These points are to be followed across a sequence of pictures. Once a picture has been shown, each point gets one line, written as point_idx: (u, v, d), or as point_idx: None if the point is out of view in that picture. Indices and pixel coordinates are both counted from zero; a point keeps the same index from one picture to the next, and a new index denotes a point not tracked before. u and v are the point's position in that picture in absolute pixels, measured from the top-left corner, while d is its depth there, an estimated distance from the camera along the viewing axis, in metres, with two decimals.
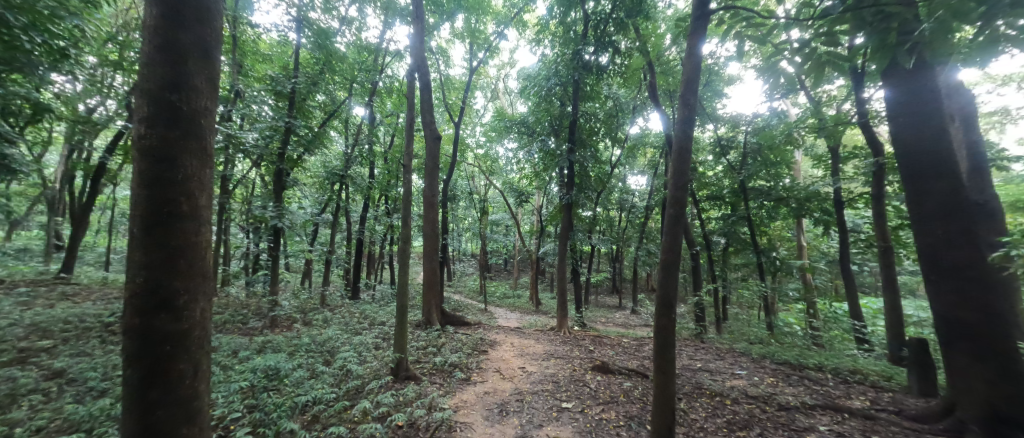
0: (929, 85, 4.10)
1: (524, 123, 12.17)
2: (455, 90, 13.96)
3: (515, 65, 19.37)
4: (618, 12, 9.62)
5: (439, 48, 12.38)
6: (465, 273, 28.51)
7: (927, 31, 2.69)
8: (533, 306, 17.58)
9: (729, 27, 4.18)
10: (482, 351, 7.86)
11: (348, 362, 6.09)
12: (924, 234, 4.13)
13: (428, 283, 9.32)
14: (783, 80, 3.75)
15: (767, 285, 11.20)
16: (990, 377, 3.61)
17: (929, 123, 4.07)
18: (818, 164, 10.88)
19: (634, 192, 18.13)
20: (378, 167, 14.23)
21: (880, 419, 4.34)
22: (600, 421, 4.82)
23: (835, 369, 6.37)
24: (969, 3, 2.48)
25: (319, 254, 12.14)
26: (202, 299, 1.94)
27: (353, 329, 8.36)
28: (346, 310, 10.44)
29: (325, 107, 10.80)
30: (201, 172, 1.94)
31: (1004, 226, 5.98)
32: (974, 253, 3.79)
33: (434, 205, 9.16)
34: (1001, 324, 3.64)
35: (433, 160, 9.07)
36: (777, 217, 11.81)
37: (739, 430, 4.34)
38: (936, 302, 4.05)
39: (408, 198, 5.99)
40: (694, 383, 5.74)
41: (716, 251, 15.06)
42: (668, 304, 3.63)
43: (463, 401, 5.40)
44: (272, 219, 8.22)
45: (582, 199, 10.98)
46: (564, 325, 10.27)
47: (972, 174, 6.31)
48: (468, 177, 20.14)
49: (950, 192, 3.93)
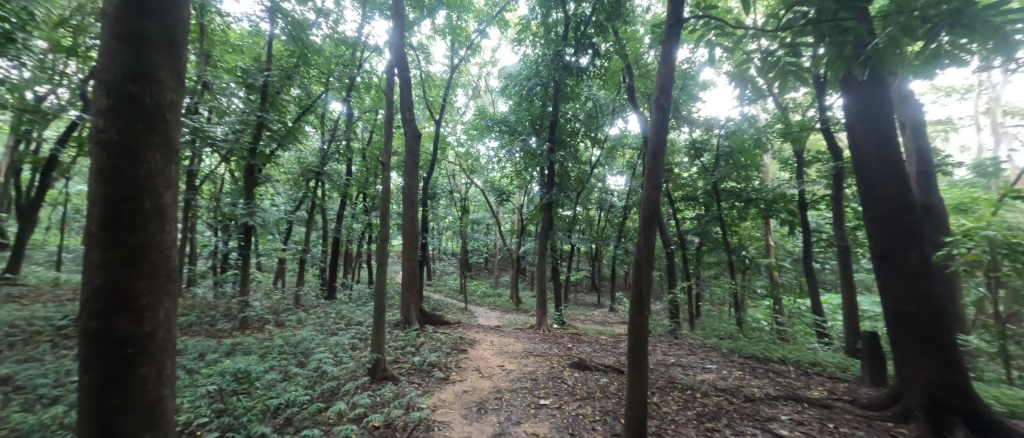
0: (882, 94, 4.38)
1: (505, 122, 12.11)
2: (436, 87, 13.83)
3: (497, 63, 19.41)
4: (598, 15, 9.82)
5: (420, 44, 12.24)
6: (445, 272, 28.38)
7: (879, 46, 2.89)
8: (514, 305, 17.65)
9: (701, 34, 4.34)
10: (461, 350, 7.85)
11: (323, 363, 5.97)
12: (876, 236, 4.41)
13: (407, 282, 9.22)
14: (751, 87, 3.94)
15: (736, 283, 11.66)
16: (932, 368, 3.92)
17: (882, 130, 4.35)
18: (785, 167, 11.41)
19: (613, 192, 18.49)
20: (357, 164, 13.93)
21: (836, 408, 4.59)
22: (577, 416, 4.91)
23: (797, 362, 6.73)
24: (915, 20, 2.70)
25: (292, 254, 11.76)
26: (166, 300, 1.88)
27: (329, 330, 8.18)
28: (321, 311, 10.21)
29: (300, 102, 10.49)
30: (165, 168, 1.87)
31: (947, 227, 6.45)
32: (920, 252, 4.09)
33: (415, 202, 9.07)
34: (942, 318, 3.96)
35: (414, 157, 8.98)
36: (747, 218, 12.31)
37: (708, 421, 4.51)
38: (887, 298, 4.34)
39: (386, 196, 5.86)
40: (667, 378, 5.95)
41: (690, 250, 15.54)
42: (642, 301, 3.71)
43: (441, 401, 5.40)
44: (243, 217, 7.92)
45: (562, 199, 11.13)
46: (543, 323, 10.39)
47: (921, 179, 6.75)
48: (449, 176, 20.03)
49: (900, 195, 4.21)
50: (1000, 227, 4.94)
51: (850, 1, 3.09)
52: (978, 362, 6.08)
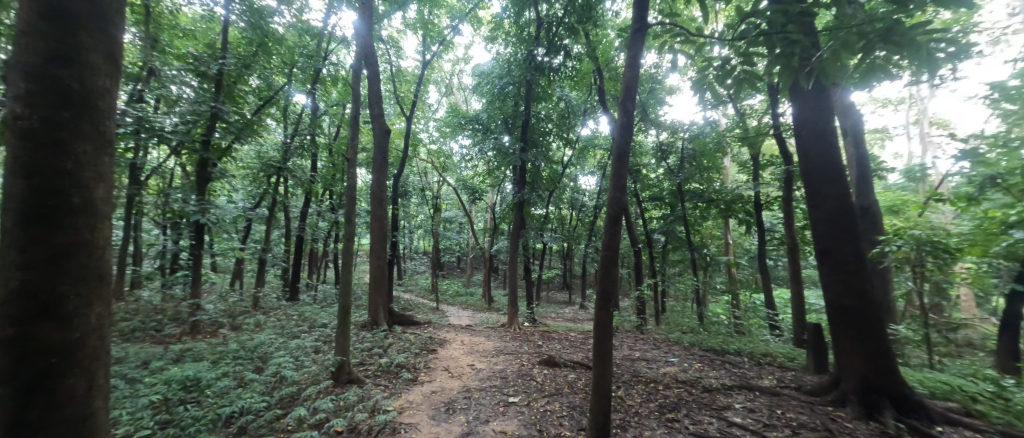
0: (825, 104, 4.72)
1: (478, 121, 12.04)
2: (407, 83, 13.53)
3: (469, 61, 19.27)
4: (569, 17, 9.98)
5: (390, 37, 11.91)
6: (417, 272, 27.96)
7: (824, 60, 3.09)
8: (486, 304, 17.63)
9: (665, 41, 4.51)
10: (431, 350, 7.75)
11: (283, 368, 5.70)
12: (819, 234, 4.76)
13: (375, 282, 8.98)
14: (710, 94, 4.13)
15: (698, 279, 12.21)
16: (866, 355, 4.29)
17: (825, 137, 4.69)
18: (743, 169, 12.05)
19: (584, 192, 18.87)
20: (322, 160, 13.41)
21: (784, 395, 4.90)
22: (545, 413, 4.97)
23: (751, 353, 7.14)
24: (853, 36, 2.92)
25: (250, 253, 11.15)
26: (97, 304, 1.75)
27: (290, 333, 7.83)
28: (282, 313, 9.75)
29: (260, 93, 9.95)
30: (96, 160, 1.73)
31: (881, 227, 7.06)
32: (857, 250, 4.46)
33: (383, 200, 8.85)
34: (874, 309, 4.34)
35: (383, 153, 8.75)
36: (709, 218, 12.90)
37: (668, 412, 4.69)
38: (828, 292, 4.69)
39: (352, 193, 5.66)
40: (632, 372, 6.15)
41: (656, 249, 16.11)
42: (608, 298, 3.80)
43: (408, 402, 5.31)
44: (194, 215, 7.40)
45: (534, 198, 11.21)
46: (515, 322, 10.44)
47: (859, 182, 7.35)
48: (420, 174, 19.68)
49: (839, 198, 4.57)
50: (924, 227, 5.47)
51: (798, 15, 3.31)
52: (905, 349, 6.71)
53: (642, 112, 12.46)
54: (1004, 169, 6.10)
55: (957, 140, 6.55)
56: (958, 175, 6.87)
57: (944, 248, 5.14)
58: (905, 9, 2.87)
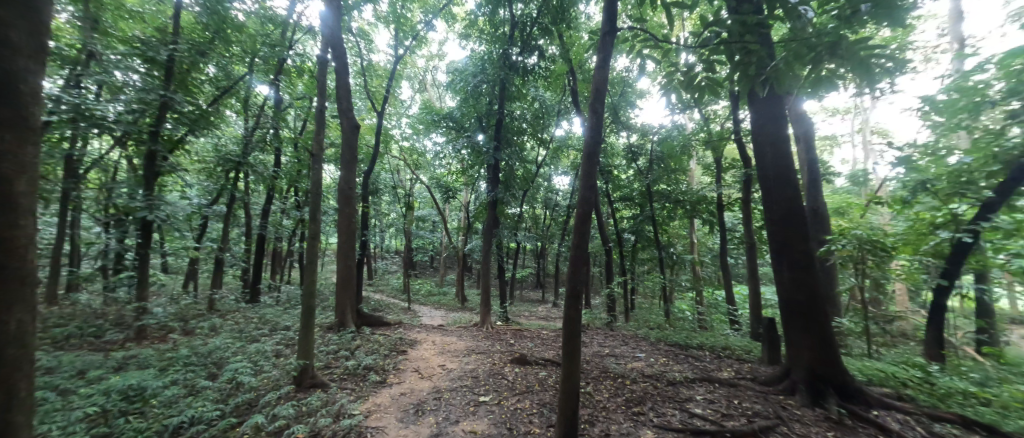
0: (779, 110, 5.01)
1: (452, 118, 11.91)
2: (378, 77, 13.15)
3: (444, 58, 19.01)
4: (543, 18, 10.04)
5: (360, 30, 11.56)
6: (388, 271, 27.32)
7: (779, 68, 3.28)
8: (459, 303, 17.49)
9: (633, 46, 4.63)
10: (401, 351, 7.59)
11: (240, 374, 5.41)
12: (773, 234, 5.03)
13: (342, 282, 8.68)
14: (676, 98, 4.27)
15: (666, 277, 12.66)
16: (813, 346, 4.61)
17: (780, 142, 4.97)
18: (708, 171, 12.58)
19: (557, 191, 19.09)
20: (287, 155, 12.82)
21: (740, 386, 5.16)
22: (515, 411, 5.00)
23: (712, 347, 7.49)
24: (803, 48, 3.12)
25: (205, 253, 10.49)
26: (17, 309, 1.59)
27: (249, 337, 7.44)
28: (241, 316, 9.26)
29: (217, 82, 9.37)
30: (16, 150, 1.59)
31: (828, 227, 7.58)
32: (806, 249, 4.76)
33: (352, 198, 8.57)
34: (821, 303, 4.66)
35: (351, 149, 8.48)
36: (676, 218, 13.38)
37: (634, 405, 4.82)
38: (780, 288, 4.98)
39: (317, 190, 5.44)
40: (601, 368, 6.29)
41: (626, 248, 16.56)
42: (576, 295, 3.86)
43: (376, 405, 5.19)
44: (141, 211, 6.87)
45: (507, 197, 11.22)
46: (487, 321, 10.42)
47: (810, 185, 7.85)
48: (392, 171, 19.23)
49: (791, 200, 4.87)
50: (864, 227, 5.93)
51: (754, 26, 3.50)
52: (847, 341, 7.27)
53: (613, 114, 12.76)
54: (931, 176, 6.72)
55: (894, 148, 7.14)
56: (895, 180, 7.48)
57: (882, 247, 5.59)
58: (848, 26, 3.10)
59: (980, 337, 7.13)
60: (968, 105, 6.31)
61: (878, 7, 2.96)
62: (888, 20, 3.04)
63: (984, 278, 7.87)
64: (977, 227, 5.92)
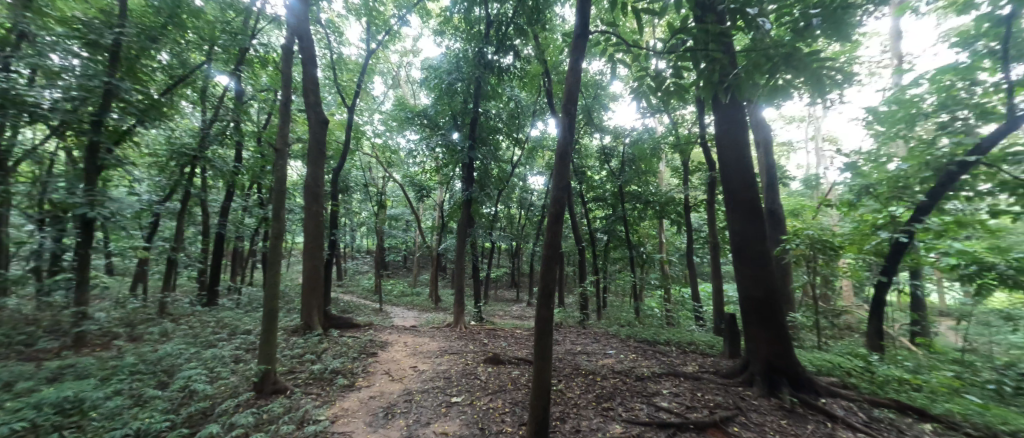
0: (741, 116, 5.27)
1: (426, 116, 11.71)
2: (349, 71, 12.71)
3: (418, 54, 18.68)
4: (519, 17, 10.06)
5: (330, 22, 11.16)
6: (359, 271, 26.59)
7: (741, 75, 3.44)
8: (433, 304, 17.25)
9: (605, 49, 4.72)
10: (370, 353, 7.39)
11: (193, 381, 5.09)
12: (736, 234, 5.27)
13: (308, 283, 8.35)
14: (645, 102, 4.39)
15: (636, 276, 13.02)
16: (770, 339, 4.87)
17: (741, 147, 5.22)
18: (676, 173, 13.04)
19: (532, 191, 19.21)
20: (249, 150, 12.17)
21: (703, 379, 5.38)
22: (487, 411, 4.98)
23: (678, 343, 7.76)
24: (763, 58, 3.30)
25: (156, 254, 9.81)
26: None
27: (205, 342, 7.03)
28: (196, 320, 8.71)
29: (171, 70, 8.76)
30: None
31: (785, 228, 8.03)
32: (764, 248, 5.03)
33: (319, 196, 8.24)
34: (777, 299, 4.94)
35: (319, 145, 8.16)
36: (646, 218, 13.78)
37: (604, 401, 4.91)
38: (741, 285, 5.23)
39: (281, 187, 5.20)
40: (573, 365, 6.38)
41: (598, 247, 16.91)
42: (548, 294, 3.88)
43: (343, 410, 5.03)
44: (80, 207, 6.28)
45: (482, 196, 11.17)
46: (461, 321, 10.34)
47: (768, 188, 8.30)
48: (363, 168, 18.71)
49: (751, 201, 5.12)
50: (816, 228, 6.33)
51: (718, 35, 3.65)
52: (800, 335, 7.74)
53: (587, 115, 12.99)
54: (874, 180, 7.27)
55: (842, 155, 7.68)
56: (843, 184, 8.05)
57: (831, 246, 5.99)
58: (803, 39, 3.29)
59: (914, 329, 7.79)
60: (905, 117, 6.90)
61: (829, 23, 3.17)
62: (838, 36, 3.25)
63: (918, 275, 8.61)
64: (912, 228, 6.47)
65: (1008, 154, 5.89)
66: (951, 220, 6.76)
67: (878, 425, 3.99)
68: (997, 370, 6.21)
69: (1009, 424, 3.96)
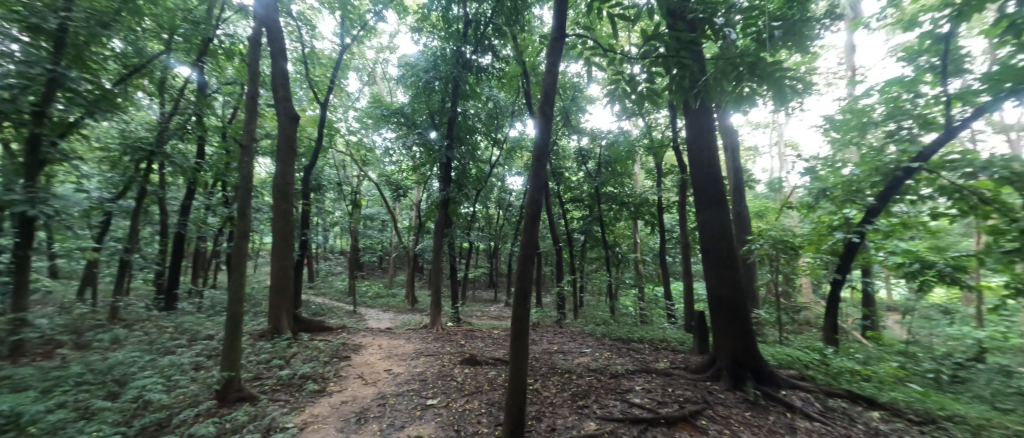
0: (709, 121, 5.48)
1: (403, 114, 11.47)
2: (322, 66, 12.31)
3: (395, 51, 18.32)
4: (497, 18, 10.06)
5: (302, 15, 10.77)
6: (332, 273, 25.80)
7: (709, 81, 3.57)
8: (409, 305, 16.98)
9: (582, 52, 4.79)
10: (343, 357, 7.19)
11: (149, 391, 4.79)
12: (705, 234, 5.46)
13: (276, 286, 8.02)
14: (619, 105, 4.49)
15: (612, 275, 13.29)
16: (736, 335, 5.08)
17: (710, 150, 5.43)
18: (651, 175, 13.38)
19: (511, 191, 19.24)
20: (212, 146, 11.58)
21: (674, 375, 5.54)
22: (463, 412, 4.94)
23: (651, 340, 7.97)
24: (730, 67, 3.44)
25: (108, 255, 9.17)
26: None
27: (162, 349, 6.63)
28: (153, 326, 8.20)
29: (125, 60, 8.21)
30: None
31: (750, 229, 8.40)
32: (731, 247, 5.24)
33: (289, 194, 7.96)
34: (742, 297, 5.16)
35: (289, 142, 7.87)
36: (621, 219, 14.07)
37: (580, 399, 4.97)
38: (709, 283, 5.43)
39: (246, 185, 4.96)
40: (549, 365, 6.43)
41: (576, 247, 17.14)
42: (524, 293, 3.89)
43: (313, 416, 4.87)
44: (17, 204, 5.70)
45: (459, 196, 11.09)
46: (437, 322, 10.21)
47: (735, 190, 8.66)
48: (337, 167, 18.17)
49: (718, 203, 5.33)
50: (778, 229, 6.66)
51: (688, 43, 3.79)
52: (764, 330, 8.13)
53: (565, 117, 13.14)
54: (831, 184, 7.72)
55: (802, 160, 8.11)
56: (803, 188, 8.51)
57: (791, 246, 6.31)
58: (766, 49, 3.45)
59: (865, 324, 8.35)
60: (857, 125, 7.38)
61: (789, 34, 3.34)
62: (797, 47, 3.43)
63: (870, 273, 9.22)
64: (864, 230, 6.92)
65: (946, 161, 6.41)
66: (897, 221, 7.29)
67: (832, 414, 4.25)
68: (936, 360, 6.75)
69: (945, 410, 4.30)
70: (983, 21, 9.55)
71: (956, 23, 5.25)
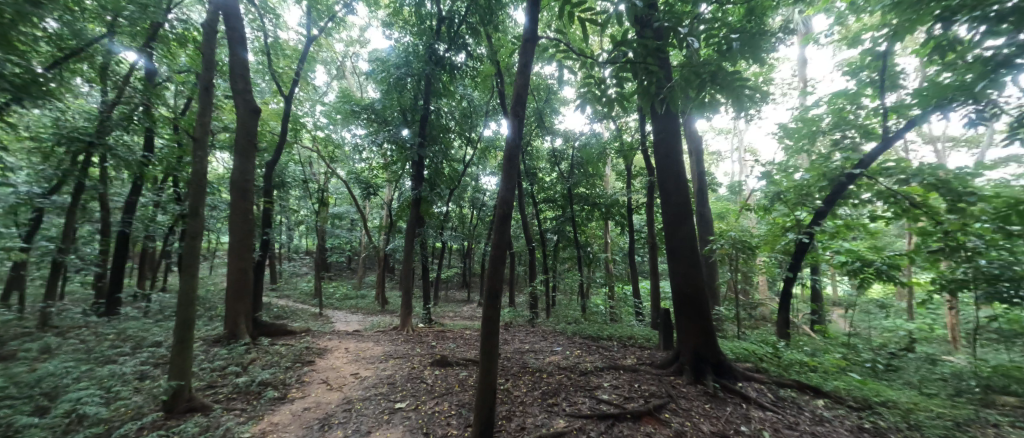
0: (675, 126, 5.69)
1: (373, 110, 11.03)
2: (286, 57, 11.72)
3: (365, 45, 17.78)
4: (471, 16, 10.00)
5: (264, 3, 10.25)
6: (297, 274, 24.75)
7: (675, 86, 3.67)
8: (379, 306, 16.55)
9: (554, 55, 4.82)
10: (306, 362, 6.90)
11: (85, 404, 4.40)
12: (670, 234, 5.66)
13: (233, 288, 7.58)
14: (590, 108, 4.57)
15: (582, 274, 13.54)
16: (697, 331, 5.30)
17: (675, 154, 5.64)
18: (621, 177, 13.75)
19: (484, 191, 19.17)
20: (162, 138, 10.80)
21: (640, 370, 5.71)
22: (432, 415, 4.87)
23: (619, 338, 8.17)
24: (692, 76, 3.60)
25: (37, 257, 8.33)
26: None
27: (101, 358, 6.10)
28: (91, 333, 7.54)
29: (60, 42, 7.50)
30: None
31: (712, 229, 8.81)
32: (693, 247, 5.46)
33: (249, 192, 7.54)
34: (704, 295, 5.39)
35: (248, 137, 7.46)
36: (592, 219, 14.35)
37: (550, 398, 5.02)
38: (673, 282, 5.63)
39: (199, 181, 4.65)
40: (520, 364, 6.46)
41: (548, 247, 17.33)
42: (495, 294, 3.88)
43: (272, 425, 4.65)
44: None
45: (431, 195, 10.92)
46: (408, 324, 10.01)
47: (699, 192, 9.05)
48: (302, 163, 17.43)
49: (682, 205, 5.55)
50: (737, 230, 7.03)
51: (654, 50, 3.90)
52: (724, 326, 8.54)
53: (538, 118, 13.25)
54: (783, 188, 8.21)
55: (759, 164, 8.60)
56: (760, 191, 9.03)
57: (748, 247, 6.67)
58: (725, 62, 3.62)
59: (813, 318, 8.98)
60: (807, 133, 7.91)
61: (746, 45, 3.51)
62: (754, 58, 3.62)
63: (819, 271, 9.91)
64: (812, 231, 7.44)
65: (883, 168, 6.98)
66: (841, 223, 7.88)
67: (783, 403, 4.53)
68: (873, 351, 7.37)
69: (880, 396, 4.71)
70: (915, 41, 10.49)
71: (892, 42, 5.74)
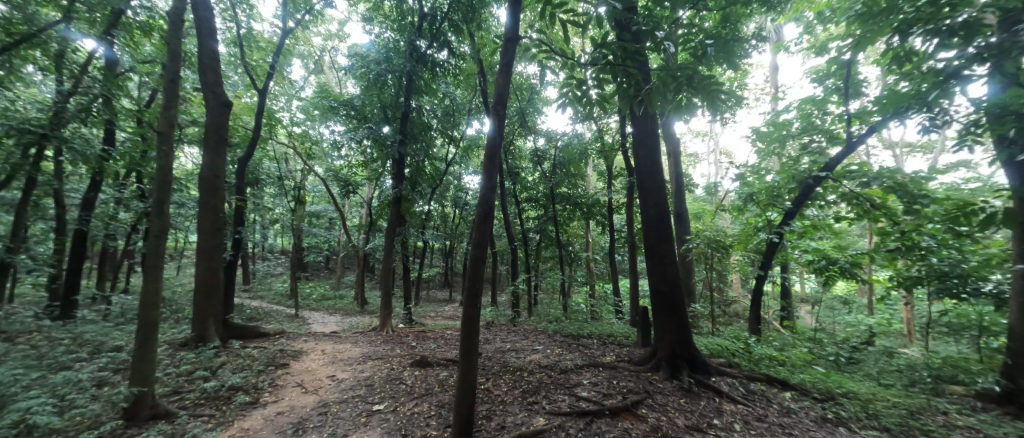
0: (653, 127, 5.80)
1: (353, 106, 10.82)
2: (260, 50, 11.31)
3: (344, 39, 17.35)
4: (454, 14, 9.91)
5: None
6: (272, 274, 23.97)
7: (653, 89, 3.74)
8: (358, 307, 16.21)
9: (537, 55, 4.83)
10: (280, 365, 6.69)
11: (36, 413, 4.13)
12: (647, 234, 5.77)
13: (202, 290, 7.26)
14: (571, 108, 4.59)
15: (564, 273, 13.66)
16: (673, 329, 5.43)
17: (653, 155, 5.75)
18: (602, 177, 13.95)
19: (466, 190, 19.07)
20: (125, 131, 10.24)
21: (619, 367, 5.81)
22: (411, 416, 4.81)
23: (599, 336, 8.28)
24: (668, 79, 3.67)
25: None
26: None
27: (54, 365, 5.74)
28: (44, 337, 7.08)
29: (9, 27, 6.98)
30: None
31: (689, 229, 9.03)
32: (670, 246, 5.59)
33: (219, 189, 7.24)
34: (680, 293, 5.52)
35: (219, 132, 7.15)
36: (574, 218, 14.49)
37: (530, 396, 5.04)
38: (651, 281, 5.75)
39: (164, 176, 4.43)
40: (501, 363, 6.46)
41: (530, 246, 17.38)
42: (475, 293, 3.87)
43: (243, 431, 4.49)
44: None
45: (412, 193, 10.78)
46: (387, 324, 9.85)
47: (676, 193, 9.26)
48: (277, 160, 16.88)
49: (660, 205, 5.66)
50: (712, 230, 7.25)
51: (633, 53, 3.96)
52: (699, 323, 8.79)
53: (521, 117, 13.26)
54: (755, 189, 8.52)
55: (733, 166, 8.89)
56: (734, 192, 9.32)
57: (723, 246, 6.88)
58: (701, 66, 3.72)
59: (783, 315, 9.36)
60: (778, 137, 8.22)
61: (720, 51, 3.61)
62: (728, 64, 3.74)
63: (789, 270, 10.32)
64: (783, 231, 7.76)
65: (847, 171, 7.35)
66: (809, 223, 8.24)
67: (753, 397, 4.71)
68: (837, 345, 7.74)
69: (842, 387, 4.95)
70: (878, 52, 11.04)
71: (856, 51, 6.04)
